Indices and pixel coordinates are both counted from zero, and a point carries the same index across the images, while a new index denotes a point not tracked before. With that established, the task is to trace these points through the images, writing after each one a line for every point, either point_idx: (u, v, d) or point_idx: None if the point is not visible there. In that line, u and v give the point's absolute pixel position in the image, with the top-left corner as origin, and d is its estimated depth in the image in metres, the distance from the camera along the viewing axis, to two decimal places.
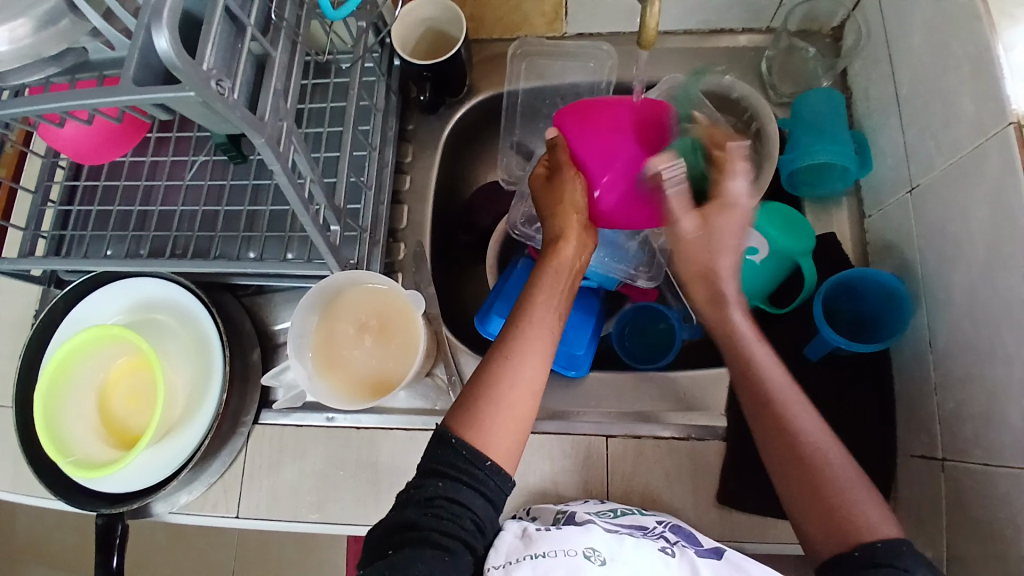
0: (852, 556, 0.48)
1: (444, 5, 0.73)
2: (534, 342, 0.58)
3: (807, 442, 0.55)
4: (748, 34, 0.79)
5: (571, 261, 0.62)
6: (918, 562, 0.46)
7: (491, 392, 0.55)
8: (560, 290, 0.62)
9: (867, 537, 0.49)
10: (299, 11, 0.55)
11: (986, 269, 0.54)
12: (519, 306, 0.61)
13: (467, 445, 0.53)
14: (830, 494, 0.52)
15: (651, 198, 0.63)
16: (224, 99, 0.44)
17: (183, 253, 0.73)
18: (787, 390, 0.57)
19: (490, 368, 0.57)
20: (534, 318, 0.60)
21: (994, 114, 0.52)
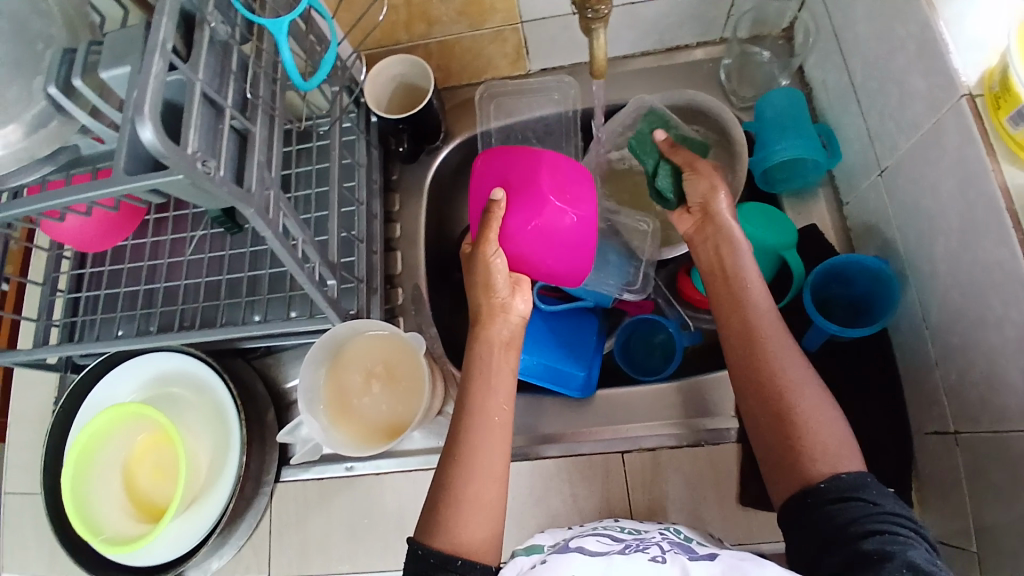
0: (819, 488, 0.51)
1: (413, 61, 0.77)
2: (486, 433, 0.59)
3: (798, 398, 0.56)
4: (703, 47, 0.81)
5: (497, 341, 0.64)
6: (882, 494, 0.49)
7: (453, 495, 0.56)
8: (503, 373, 0.62)
9: (837, 473, 0.51)
10: (273, 87, 0.59)
11: (961, 237, 0.55)
12: (461, 398, 0.61)
13: (435, 553, 0.52)
14: (802, 438, 0.54)
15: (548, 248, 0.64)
16: (211, 177, 0.47)
17: (190, 325, 0.76)
18: (797, 369, 0.57)
19: (449, 466, 0.57)
20: (479, 410, 0.60)
21: (943, 92, 0.54)
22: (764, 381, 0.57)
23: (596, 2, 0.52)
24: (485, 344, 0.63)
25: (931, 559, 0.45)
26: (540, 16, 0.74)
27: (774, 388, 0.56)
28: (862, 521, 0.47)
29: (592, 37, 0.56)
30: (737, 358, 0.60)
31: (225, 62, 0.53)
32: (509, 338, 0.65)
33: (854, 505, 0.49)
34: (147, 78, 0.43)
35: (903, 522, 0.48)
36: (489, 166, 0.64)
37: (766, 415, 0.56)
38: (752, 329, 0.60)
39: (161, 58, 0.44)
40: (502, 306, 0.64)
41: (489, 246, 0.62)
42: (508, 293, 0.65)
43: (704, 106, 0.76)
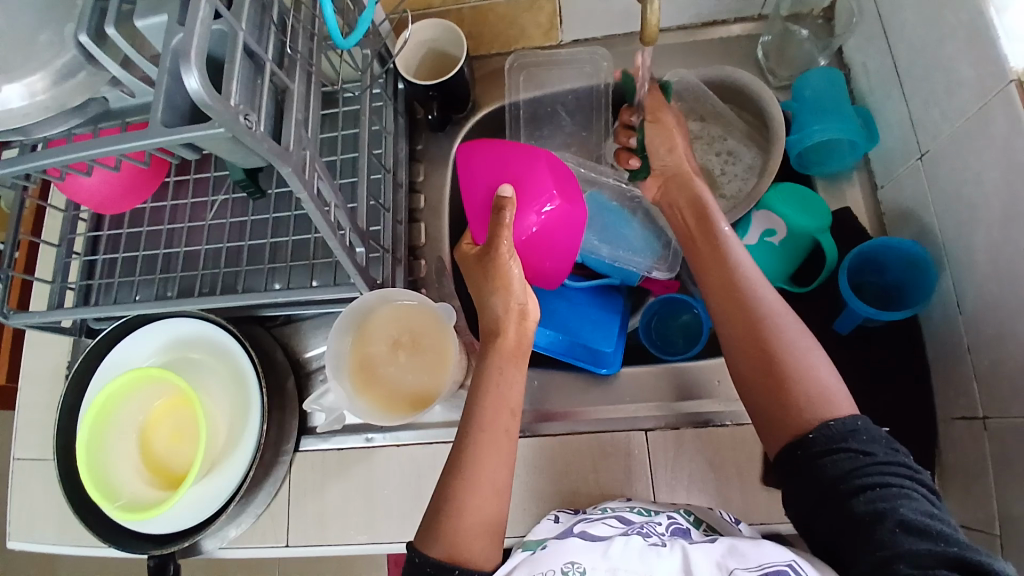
0: (808, 439, 0.50)
1: (444, 26, 0.75)
2: (492, 444, 0.57)
3: (780, 341, 0.54)
4: (741, 24, 0.80)
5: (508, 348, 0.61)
6: (872, 441, 0.49)
7: (454, 504, 0.55)
8: (514, 377, 0.60)
9: (827, 420, 0.50)
10: (311, 44, 0.57)
11: (1006, 224, 0.54)
12: (472, 396, 0.60)
13: (432, 562, 0.52)
14: (788, 384, 0.52)
15: (545, 249, 0.67)
16: (252, 132, 0.45)
17: (212, 291, 0.75)
18: (779, 314, 0.56)
19: (458, 468, 0.56)
20: (487, 419, 0.58)
21: (993, 76, 0.53)
22: (748, 321, 0.56)
23: None
24: (499, 351, 0.61)
25: (923, 511, 0.45)
26: None
27: (756, 335, 0.55)
28: (854, 475, 0.47)
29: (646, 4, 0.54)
30: (719, 309, 0.59)
31: (264, 14, 0.51)
32: (522, 345, 0.62)
33: (844, 459, 0.48)
34: (193, 26, 0.41)
35: (896, 470, 0.48)
36: (490, 164, 0.65)
37: (750, 355, 0.55)
38: (732, 279, 0.59)
39: (208, 4, 0.43)
40: (518, 310, 0.62)
41: (503, 247, 0.60)
42: (524, 295, 0.62)
43: (741, 83, 0.75)
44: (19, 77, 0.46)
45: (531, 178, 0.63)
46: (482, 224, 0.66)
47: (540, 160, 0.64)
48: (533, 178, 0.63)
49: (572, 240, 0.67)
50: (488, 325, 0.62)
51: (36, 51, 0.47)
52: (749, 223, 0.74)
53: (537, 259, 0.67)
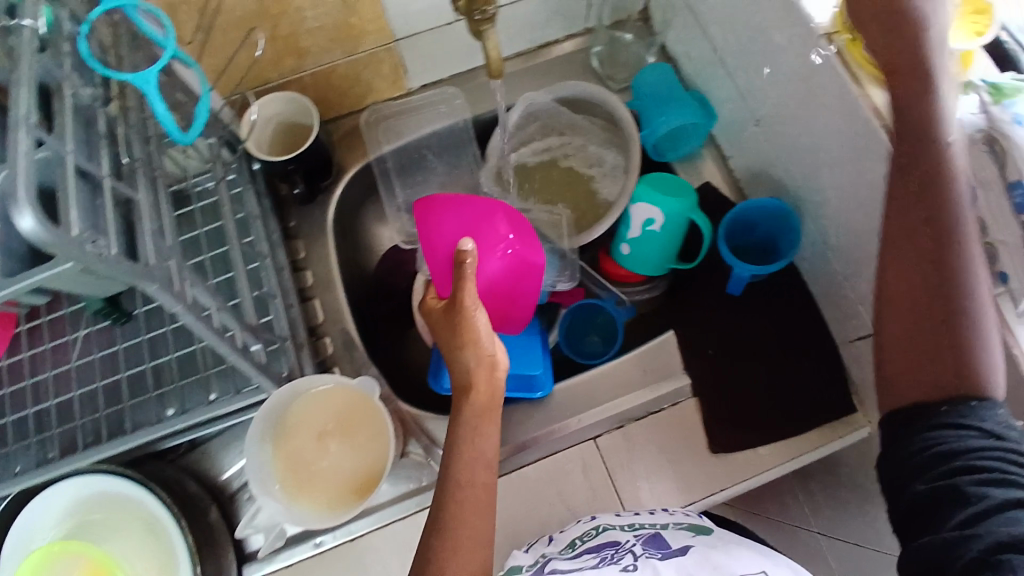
0: (939, 412, 0.44)
1: (288, 97, 0.73)
2: (470, 503, 0.52)
3: (965, 303, 0.45)
4: (571, 39, 0.85)
5: (482, 405, 0.55)
6: (995, 413, 0.43)
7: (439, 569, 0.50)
8: (484, 431, 0.55)
9: (964, 395, 0.44)
10: (148, 146, 0.53)
11: (845, 163, 0.61)
12: (448, 456, 0.54)
13: None
14: (964, 352, 0.44)
15: (499, 297, 0.66)
16: (106, 258, 0.41)
17: (97, 440, 0.65)
18: (968, 262, 0.45)
19: (438, 531, 0.52)
20: (464, 478, 0.53)
21: (802, 37, 0.60)
22: (932, 262, 0.46)
23: (483, 3, 0.52)
24: (471, 407, 0.55)
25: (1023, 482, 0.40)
26: (412, 32, 0.74)
27: (944, 293, 0.45)
28: (958, 455, 0.42)
29: (484, 39, 0.56)
30: (892, 257, 0.48)
31: (90, 128, 0.47)
32: (495, 397, 0.57)
33: (941, 431, 0.44)
34: (16, 158, 0.37)
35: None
36: (450, 215, 0.61)
37: (912, 324, 0.46)
38: (926, 213, 0.46)
39: (28, 133, 0.38)
40: (490, 361, 0.56)
41: (467, 299, 0.54)
42: (493, 343, 0.56)
43: (586, 93, 0.80)
44: None
45: (484, 220, 0.63)
46: (447, 279, 0.61)
47: (495, 206, 0.64)
48: (489, 222, 0.63)
49: (530, 284, 0.66)
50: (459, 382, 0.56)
51: None
52: (630, 218, 0.76)
53: (496, 308, 0.66)
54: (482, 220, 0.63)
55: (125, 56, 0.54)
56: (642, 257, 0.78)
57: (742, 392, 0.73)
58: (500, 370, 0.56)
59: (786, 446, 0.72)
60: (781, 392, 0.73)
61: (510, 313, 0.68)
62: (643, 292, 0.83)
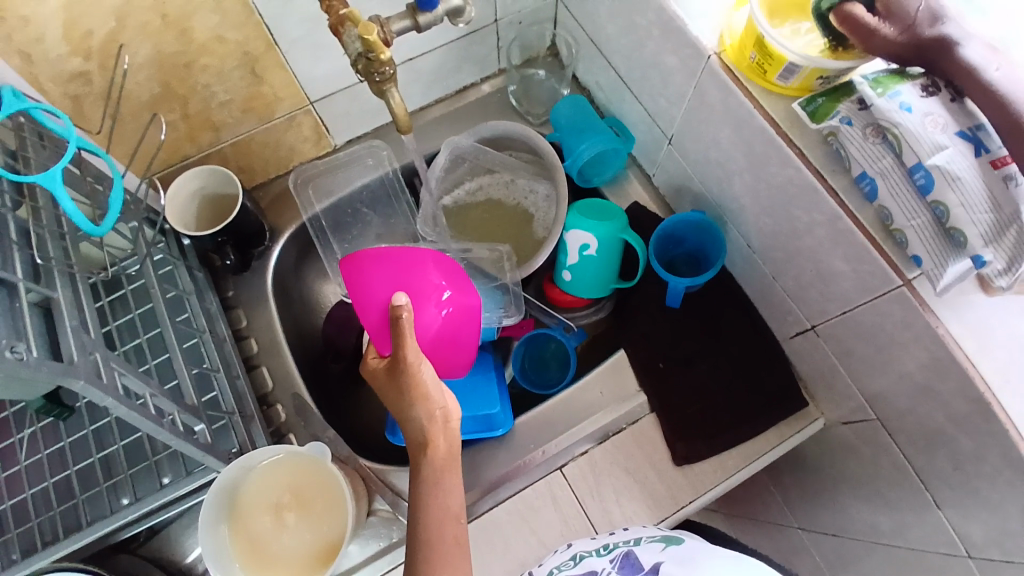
0: None
1: (209, 170, 0.72)
2: (445, 560, 0.49)
3: None
4: (487, 81, 0.88)
5: (441, 460, 0.54)
6: None
7: None
8: (449, 482, 0.53)
9: None
10: (63, 243, 0.52)
11: (753, 171, 0.64)
12: (413, 519, 0.52)
13: None
14: None
15: (441, 348, 0.65)
16: (25, 363, 0.40)
17: (55, 539, 0.62)
18: None
19: None
20: (432, 536, 0.50)
21: (694, 59, 0.63)
22: None
23: (380, 65, 0.55)
24: (430, 463, 0.53)
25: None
26: (326, 93, 0.75)
27: None
28: None
29: (388, 98, 0.58)
30: None
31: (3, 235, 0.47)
32: (453, 450, 0.55)
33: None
34: None
35: None
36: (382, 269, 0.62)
37: None
38: None
39: None
40: (441, 414, 0.55)
41: (412, 358, 0.52)
42: (443, 396, 0.55)
43: (508, 130, 0.83)
44: None
45: (417, 274, 0.62)
46: (386, 335, 0.60)
47: (426, 258, 0.64)
48: (423, 275, 0.62)
49: (471, 328, 0.66)
50: (414, 441, 0.54)
51: None
52: (566, 244, 0.77)
53: (441, 357, 0.66)
54: (415, 274, 0.62)
55: (33, 158, 0.54)
56: (585, 281, 0.79)
57: (696, 401, 0.75)
58: (453, 422, 0.56)
59: (746, 448, 0.74)
60: (733, 396, 0.74)
61: (453, 360, 0.68)
62: (588, 314, 0.84)
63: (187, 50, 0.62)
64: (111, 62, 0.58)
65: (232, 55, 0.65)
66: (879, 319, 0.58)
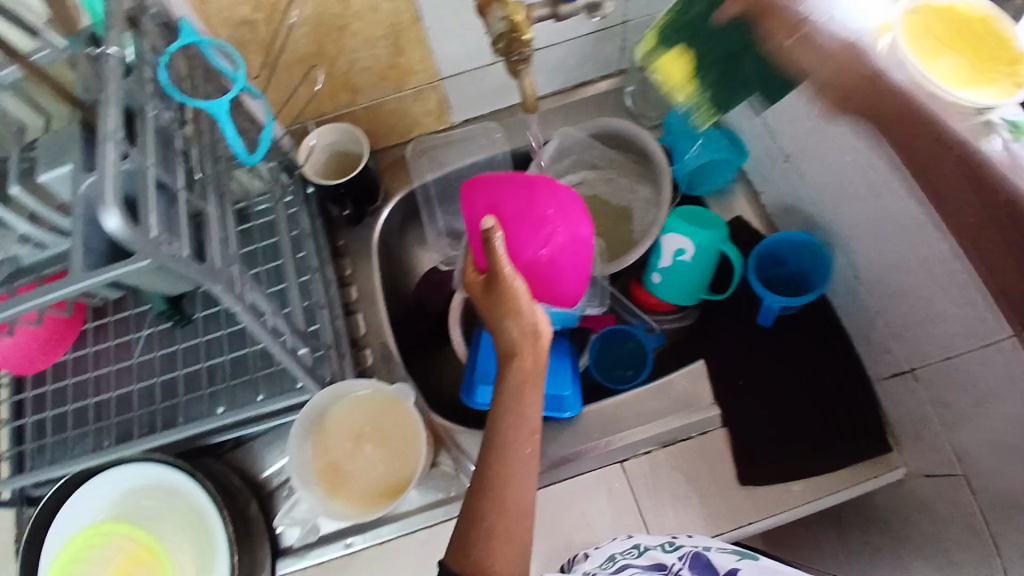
0: None
1: (342, 128, 0.80)
2: (512, 475, 0.56)
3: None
4: (606, 79, 0.90)
5: (526, 374, 0.59)
6: None
7: (481, 535, 0.54)
8: (527, 398, 0.58)
9: None
10: (217, 165, 0.59)
11: (870, 198, 0.63)
12: (491, 426, 0.58)
13: None
14: None
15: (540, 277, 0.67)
16: (180, 258, 0.46)
17: (152, 431, 0.71)
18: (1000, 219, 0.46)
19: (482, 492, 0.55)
20: (506, 449, 0.56)
21: (825, 76, 0.62)
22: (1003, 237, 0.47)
23: (520, 45, 0.58)
24: (515, 375, 0.59)
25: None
26: (457, 71, 0.80)
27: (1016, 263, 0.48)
28: None
29: (520, 78, 0.62)
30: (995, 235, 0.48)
31: (168, 147, 0.53)
32: (539, 366, 0.60)
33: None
34: (105, 167, 0.43)
35: None
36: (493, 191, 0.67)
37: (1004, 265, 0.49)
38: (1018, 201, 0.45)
39: (115, 145, 0.44)
40: (532, 331, 0.59)
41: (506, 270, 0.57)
42: (534, 312, 0.59)
43: (622, 128, 0.84)
44: None
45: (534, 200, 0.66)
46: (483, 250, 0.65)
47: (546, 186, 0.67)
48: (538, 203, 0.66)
49: (577, 264, 0.68)
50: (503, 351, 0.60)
51: None
52: (662, 247, 0.78)
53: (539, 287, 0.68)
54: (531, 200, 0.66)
55: (199, 86, 0.61)
56: (674, 285, 0.80)
57: (769, 422, 0.74)
58: (541, 338, 0.60)
59: (815, 482, 0.71)
60: (810, 425, 0.73)
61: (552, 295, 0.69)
62: (671, 321, 0.86)
63: (343, 15, 0.68)
64: (277, 17, 0.66)
65: (380, 25, 0.70)
66: (982, 369, 0.56)
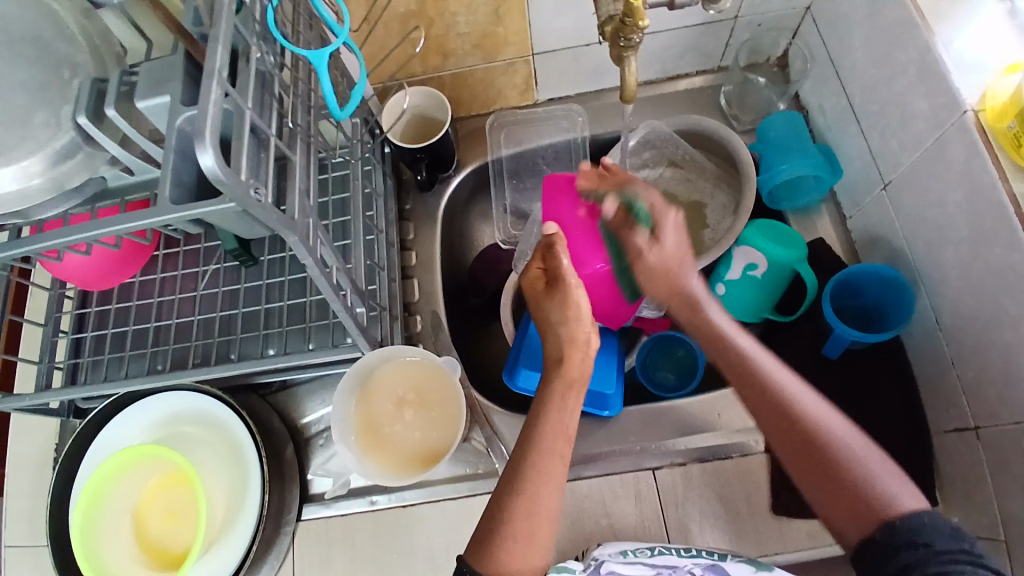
0: (875, 539, 0.49)
1: (426, 92, 0.79)
2: (546, 470, 0.57)
3: (835, 450, 0.54)
4: (702, 75, 0.86)
5: (570, 378, 0.61)
6: (935, 531, 0.47)
7: (502, 524, 0.55)
8: (568, 402, 0.60)
9: (891, 517, 0.49)
10: (308, 115, 0.59)
11: (971, 245, 0.58)
12: (530, 418, 0.60)
13: (475, 573, 0.53)
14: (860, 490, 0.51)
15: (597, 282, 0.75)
16: (263, 205, 0.47)
17: (206, 361, 0.74)
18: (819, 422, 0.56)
19: (511, 481, 0.57)
20: (543, 443, 0.58)
21: (949, 106, 0.58)
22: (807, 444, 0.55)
23: (630, 31, 0.55)
24: (562, 375, 0.61)
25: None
26: (550, 47, 0.78)
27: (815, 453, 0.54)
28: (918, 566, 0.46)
29: (624, 64, 0.59)
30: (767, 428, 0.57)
31: (265, 89, 0.53)
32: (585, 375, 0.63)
33: (907, 550, 0.47)
34: (206, 104, 0.43)
35: (958, 554, 0.46)
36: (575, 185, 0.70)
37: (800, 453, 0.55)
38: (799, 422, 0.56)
39: (218, 85, 0.44)
40: (584, 339, 0.63)
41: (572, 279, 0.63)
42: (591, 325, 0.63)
43: (711, 130, 0.80)
44: (20, 159, 0.49)
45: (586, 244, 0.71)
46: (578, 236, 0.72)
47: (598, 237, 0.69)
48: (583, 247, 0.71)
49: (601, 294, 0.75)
50: (551, 355, 0.63)
51: (34, 131, 0.50)
52: (732, 259, 0.76)
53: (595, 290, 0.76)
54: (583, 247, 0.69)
55: (300, 32, 0.60)
56: (738, 299, 0.77)
57: None
58: (592, 346, 0.63)
59: None
60: None
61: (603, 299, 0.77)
62: None
63: None
64: None
65: None
66: None
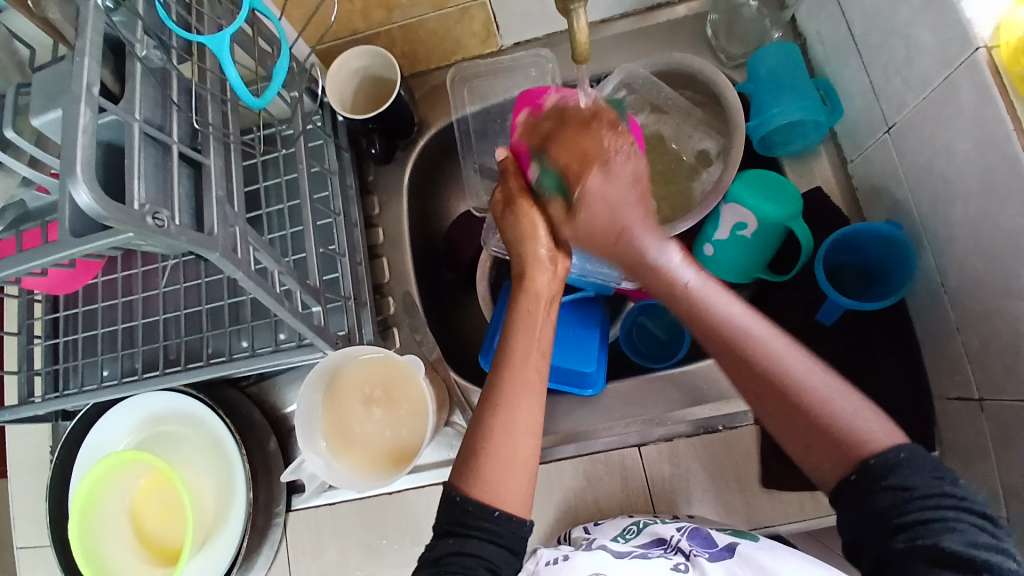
0: (851, 480, 0.46)
1: (371, 52, 0.71)
2: (523, 383, 0.56)
3: (801, 389, 0.50)
4: (686, 3, 0.75)
5: (539, 296, 0.60)
6: (915, 473, 0.45)
7: (487, 439, 0.54)
8: (539, 321, 0.59)
9: (863, 458, 0.46)
10: (223, 108, 0.53)
11: (981, 202, 0.51)
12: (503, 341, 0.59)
13: (472, 500, 0.51)
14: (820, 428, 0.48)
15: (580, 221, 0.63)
16: (166, 231, 0.42)
17: (177, 360, 0.73)
18: (782, 351, 0.51)
19: (488, 406, 0.56)
20: (518, 361, 0.57)
21: (959, 41, 0.49)
22: (762, 379, 0.51)
23: None
24: (527, 294, 0.60)
25: (973, 541, 0.42)
26: None
27: (778, 387, 0.50)
28: (893, 513, 0.44)
29: (572, 18, 0.52)
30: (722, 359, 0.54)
31: (164, 90, 0.49)
32: (552, 295, 0.61)
33: (885, 493, 0.45)
34: (74, 133, 0.38)
35: (939, 501, 0.43)
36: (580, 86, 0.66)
37: (755, 387, 0.52)
38: (754, 354, 0.52)
39: (88, 105, 0.39)
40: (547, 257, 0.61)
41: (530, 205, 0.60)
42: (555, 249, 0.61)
43: (693, 69, 0.72)
44: None
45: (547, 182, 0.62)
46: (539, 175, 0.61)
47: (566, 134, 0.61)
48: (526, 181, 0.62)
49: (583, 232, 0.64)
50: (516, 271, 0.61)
51: None
52: (720, 217, 0.68)
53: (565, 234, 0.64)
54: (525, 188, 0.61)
55: (208, 14, 0.54)
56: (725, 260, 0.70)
57: None
58: (560, 258, 0.61)
59: None
60: None
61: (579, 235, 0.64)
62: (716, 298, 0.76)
63: None
64: None
65: None
66: None
